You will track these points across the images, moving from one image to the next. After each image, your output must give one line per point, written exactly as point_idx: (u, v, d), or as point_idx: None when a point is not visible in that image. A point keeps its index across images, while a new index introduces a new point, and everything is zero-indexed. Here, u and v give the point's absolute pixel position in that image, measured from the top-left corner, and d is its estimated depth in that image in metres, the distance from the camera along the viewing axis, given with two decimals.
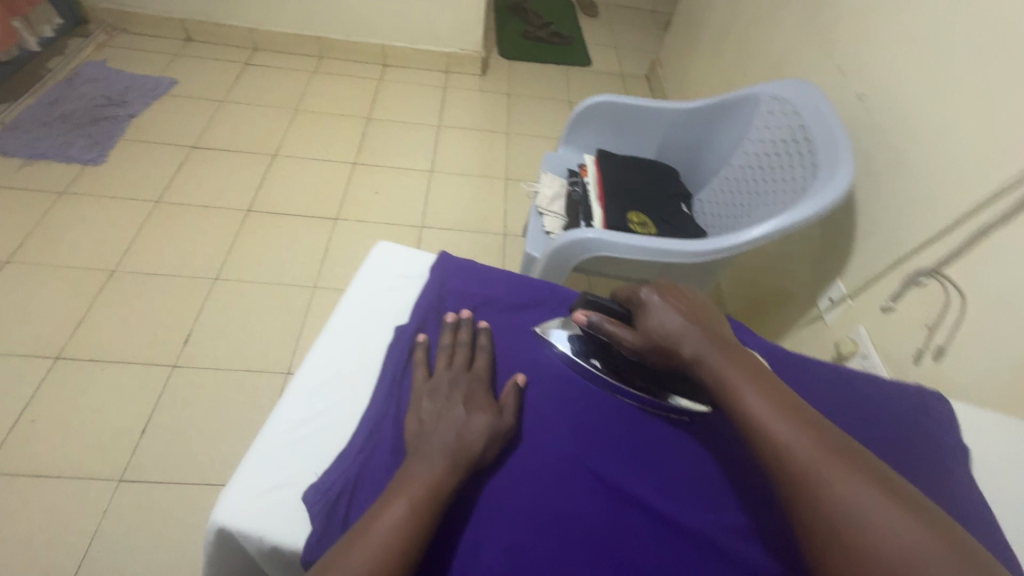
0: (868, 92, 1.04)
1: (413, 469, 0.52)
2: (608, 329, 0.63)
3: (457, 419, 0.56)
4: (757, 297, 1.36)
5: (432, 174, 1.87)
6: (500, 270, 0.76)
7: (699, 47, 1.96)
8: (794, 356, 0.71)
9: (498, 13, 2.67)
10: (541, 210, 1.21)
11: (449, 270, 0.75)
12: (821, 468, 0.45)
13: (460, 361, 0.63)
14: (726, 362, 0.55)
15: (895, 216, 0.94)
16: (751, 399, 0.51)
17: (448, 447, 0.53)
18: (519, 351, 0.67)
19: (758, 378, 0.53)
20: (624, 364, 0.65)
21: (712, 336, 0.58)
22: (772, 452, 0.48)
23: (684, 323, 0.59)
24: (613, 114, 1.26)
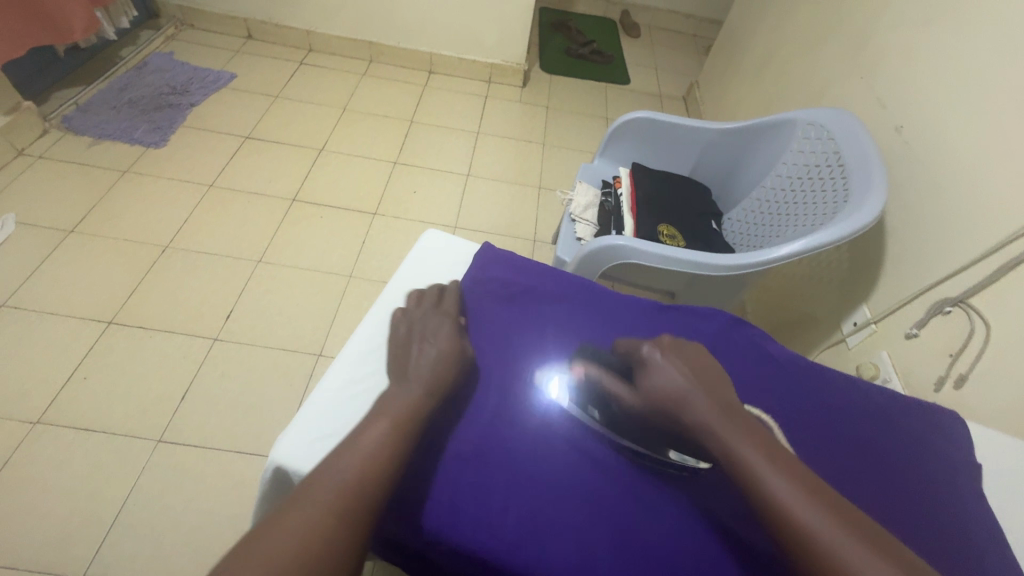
0: (907, 124, 1.06)
1: (394, 395, 0.57)
2: (609, 390, 0.59)
3: (433, 350, 0.61)
4: (782, 316, 1.37)
5: (469, 178, 1.94)
6: (538, 263, 0.81)
7: (739, 72, 2.00)
8: (817, 363, 0.70)
9: (543, 29, 2.76)
10: (575, 217, 1.26)
11: (488, 256, 0.79)
12: (851, 564, 0.42)
13: (440, 305, 0.69)
14: (740, 434, 0.51)
15: (926, 245, 0.96)
16: (769, 482, 0.47)
17: (424, 377, 0.58)
18: (494, 309, 0.72)
19: (774, 451, 0.50)
20: (621, 426, 0.59)
21: (722, 405, 0.53)
22: (796, 538, 0.44)
23: (689, 389, 0.54)
24: (650, 130, 1.31)
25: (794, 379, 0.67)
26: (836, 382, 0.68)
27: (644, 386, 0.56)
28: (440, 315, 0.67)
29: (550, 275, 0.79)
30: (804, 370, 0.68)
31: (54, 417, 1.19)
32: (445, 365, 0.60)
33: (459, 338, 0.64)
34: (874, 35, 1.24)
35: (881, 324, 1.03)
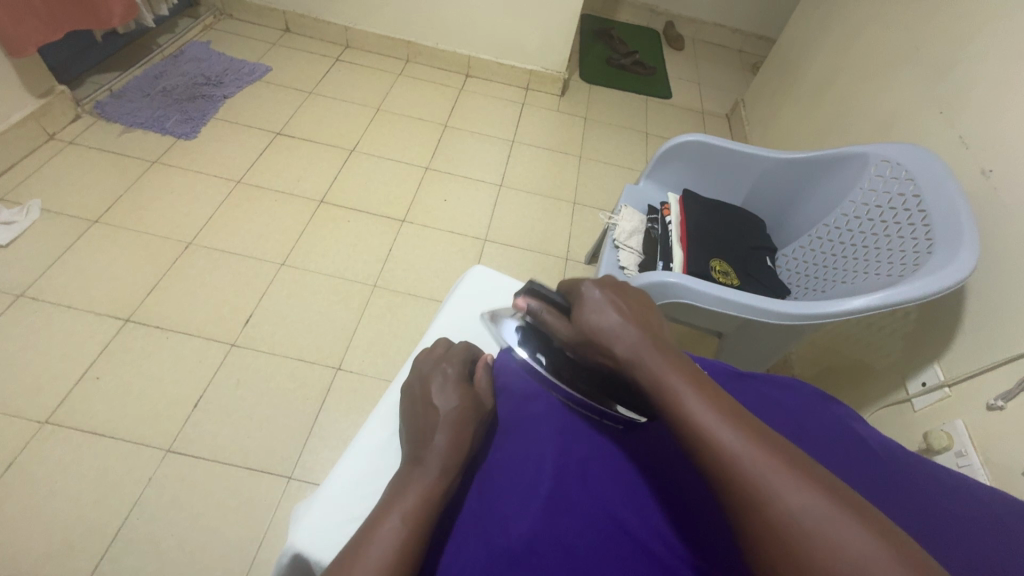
0: (997, 169, 0.96)
1: (412, 476, 0.55)
2: (544, 320, 0.66)
3: (443, 420, 0.60)
4: (835, 365, 1.27)
5: (501, 189, 1.87)
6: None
7: (793, 94, 1.89)
8: (914, 454, 0.60)
9: (584, 36, 2.68)
10: (618, 243, 1.18)
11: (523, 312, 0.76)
12: (765, 471, 0.40)
13: (452, 367, 0.68)
14: (659, 356, 0.53)
15: (1016, 309, 0.86)
16: (691, 400, 0.47)
17: (436, 451, 0.57)
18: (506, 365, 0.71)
19: (689, 369, 0.51)
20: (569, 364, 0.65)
21: (648, 335, 0.55)
22: (694, 439, 0.45)
23: (621, 322, 0.57)
24: (704, 155, 1.22)
25: (896, 470, 0.56)
26: (941, 478, 0.57)
27: (580, 320, 0.61)
28: (451, 376, 0.66)
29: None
30: (903, 461, 0.58)
31: (62, 418, 1.14)
32: (455, 435, 0.59)
33: (473, 400, 0.64)
34: (957, 67, 1.14)
35: (954, 389, 0.93)
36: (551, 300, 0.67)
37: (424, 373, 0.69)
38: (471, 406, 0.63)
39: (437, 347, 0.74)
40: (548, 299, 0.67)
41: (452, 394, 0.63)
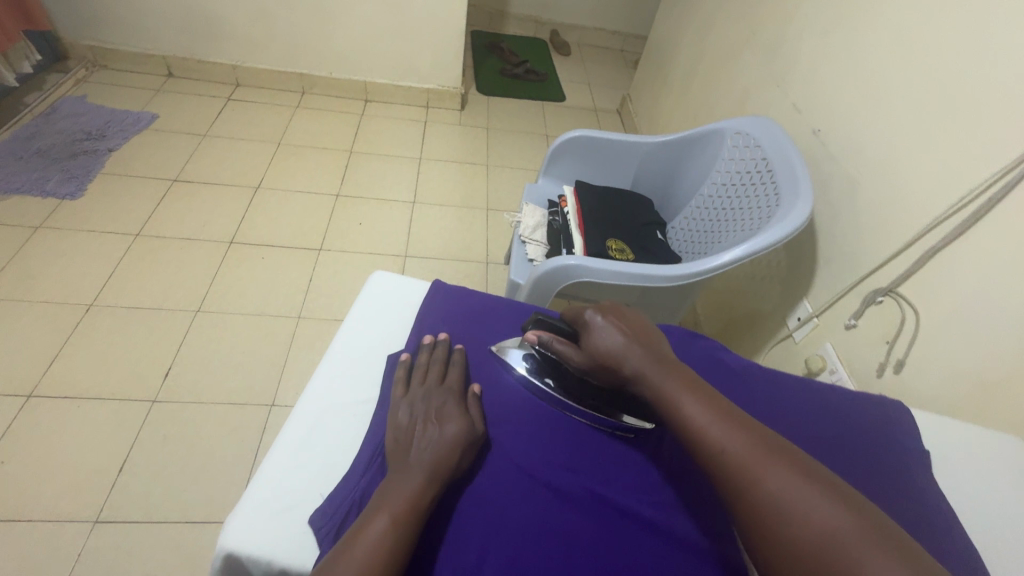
0: (823, 127, 1.14)
1: (396, 485, 0.54)
2: (557, 348, 0.66)
3: (434, 438, 0.58)
4: (732, 318, 1.42)
5: (415, 206, 1.91)
6: (489, 296, 0.80)
7: (667, 84, 2.09)
8: (768, 370, 0.71)
9: (476, 51, 2.79)
10: (524, 238, 1.26)
11: (438, 295, 0.77)
12: (752, 465, 0.48)
13: (433, 378, 0.65)
14: (663, 373, 0.59)
15: (853, 239, 1.02)
16: (689, 408, 0.55)
17: (423, 463, 0.56)
18: (487, 365, 0.70)
19: (695, 386, 0.57)
20: (573, 385, 0.67)
21: (653, 355, 0.61)
22: (706, 451, 0.52)
23: (624, 340, 0.62)
24: (590, 147, 1.34)
25: (751, 390, 0.67)
26: (789, 389, 0.69)
27: (589, 345, 0.64)
28: (440, 394, 0.63)
29: (503, 308, 0.78)
30: (762, 379, 0.69)
31: None
32: (444, 451, 0.57)
33: (462, 411, 0.61)
34: (783, 46, 1.33)
35: (822, 318, 1.08)
36: (558, 328, 0.68)
37: (414, 396, 0.63)
38: (460, 422, 0.60)
39: (387, 364, 0.69)
40: (562, 325, 0.69)
41: (441, 410, 0.61)
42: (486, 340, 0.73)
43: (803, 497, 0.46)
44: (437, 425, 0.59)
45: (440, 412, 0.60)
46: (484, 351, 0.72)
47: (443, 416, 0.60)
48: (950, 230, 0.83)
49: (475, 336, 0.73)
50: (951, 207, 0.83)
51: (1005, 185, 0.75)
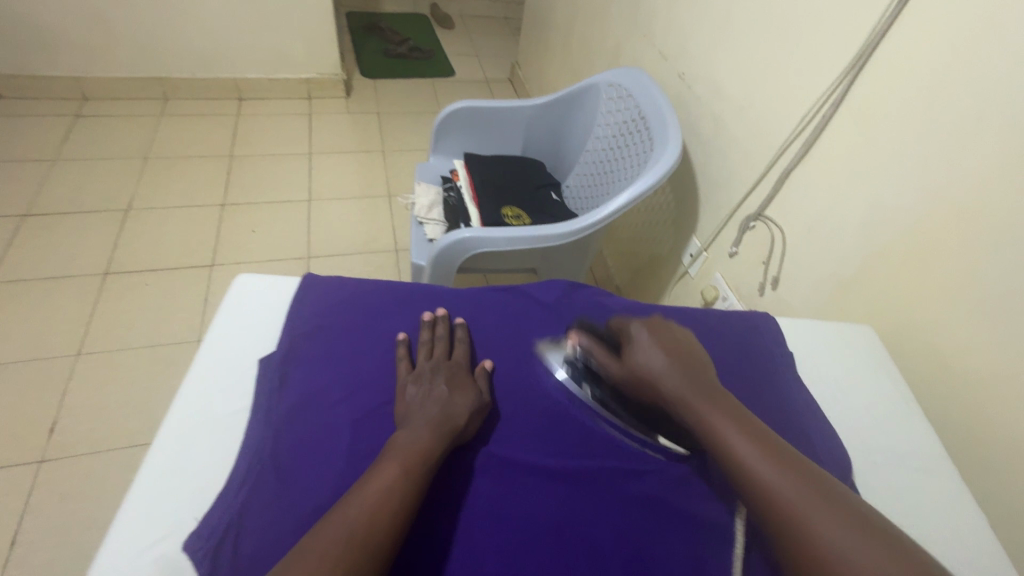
0: (686, 70, 1.19)
1: (402, 440, 0.51)
2: (597, 359, 0.62)
3: (443, 399, 0.55)
4: (637, 265, 1.49)
5: (312, 203, 1.82)
6: (368, 279, 0.69)
7: (549, 47, 2.09)
8: (650, 307, 0.75)
9: (354, 34, 2.65)
10: (421, 219, 1.23)
11: (309, 284, 0.65)
12: (808, 510, 0.46)
13: (440, 351, 0.60)
14: (709, 402, 0.55)
15: (725, 172, 1.08)
16: (735, 440, 0.52)
17: (429, 420, 0.53)
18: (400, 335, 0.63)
19: (744, 421, 0.54)
20: (612, 400, 0.62)
21: (697, 379, 0.57)
22: (751, 488, 0.49)
23: (665, 362, 0.58)
24: (474, 117, 1.32)
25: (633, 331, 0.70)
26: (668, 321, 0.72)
27: (629, 361, 0.60)
28: (446, 365, 0.58)
29: (386, 286, 0.68)
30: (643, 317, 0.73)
31: None
32: (451, 415, 0.54)
33: (470, 383, 0.58)
34: None
35: (710, 250, 1.15)
36: (597, 338, 0.64)
37: (420, 371, 0.58)
38: (469, 393, 0.57)
39: (257, 369, 0.58)
40: (599, 336, 0.65)
41: (447, 377, 0.57)
42: (371, 323, 0.62)
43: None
44: (441, 390, 0.55)
45: (449, 380, 0.57)
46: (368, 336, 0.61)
47: (451, 384, 0.57)
48: (798, 151, 0.90)
49: (355, 320, 0.62)
50: (797, 129, 0.89)
51: (832, 103, 0.83)
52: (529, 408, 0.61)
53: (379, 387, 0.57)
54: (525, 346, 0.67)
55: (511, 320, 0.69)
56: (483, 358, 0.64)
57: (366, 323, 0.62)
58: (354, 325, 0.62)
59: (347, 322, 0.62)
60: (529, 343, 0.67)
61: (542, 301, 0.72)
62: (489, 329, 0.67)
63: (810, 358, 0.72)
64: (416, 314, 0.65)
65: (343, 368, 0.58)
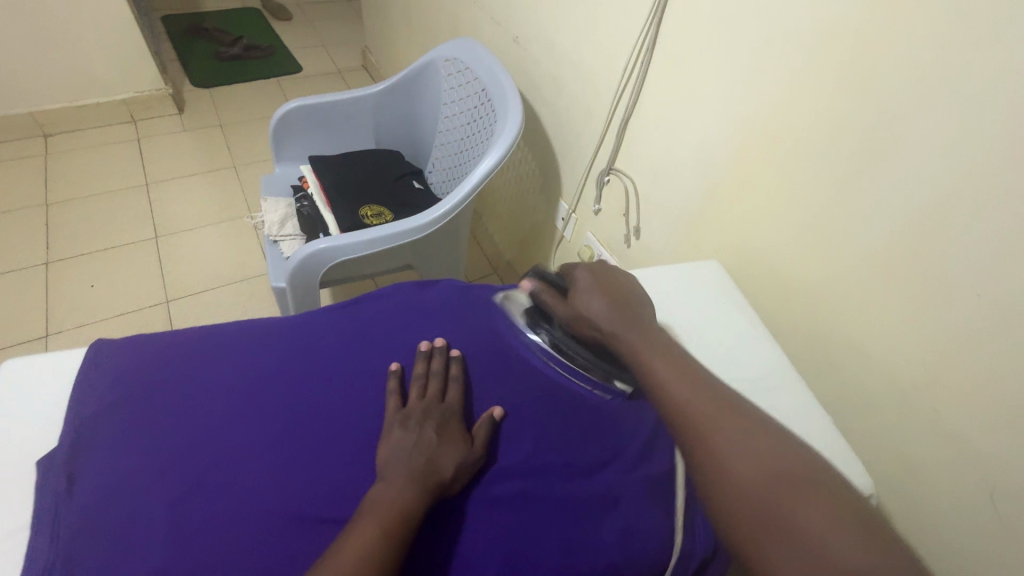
0: (519, 34, 1.16)
1: (378, 497, 0.48)
2: (545, 299, 0.68)
3: (431, 447, 0.52)
4: (521, 238, 1.47)
5: (160, 239, 1.61)
6: (182, 330, 0.61)
7: (394, 27, 1.98)
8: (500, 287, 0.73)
9: (176, 39, 2.35)
10: (275, 238, 1.12)
11: (99, 356, 0.57)
12: (777, 486, 0.46)
13: (433, 391, 0.57)
14: (640, 338, 0.60)
15: (574, 132, 1.08)
16: (658, 365, 0.57)
17: (411, 473, 0.49)
18: (210, 382, 0.55)
19: (669, 350, 0.59)
20: (564, 343, 0.65)
21: (631, 317, 0.62)
22: (673, 410, 0.54)
23: (603, 305, 0.63)
24: (313, 115, 1.22)
25: (488, 315, 0.68)
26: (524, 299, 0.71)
27: (573, 303, 0.65)
28: (437, 406, 0.56)
29: (196, 335, 0.60)
30: (496, 299, 0.70)
31: None
32: (437, 463, 0.51)
33: (463, 433, 0.54)
34: None
35: (577, 211, 1.15)
36: (552, 284, 0.69)
37: (409, 415, 0.55)
38: (460, 444, 0.53)
39: (39, 471, 0.49)
40: (550, 282, 0.69)
41: (438, 423, 0.54)
42: (181, 384, 0.55)
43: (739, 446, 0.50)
44: (431, 433, 0.53)
45: (440, 425, 0.54)
46: (177, 400, 0.54)
47: (442, 428, 0.54)
48: (630, 100, 0.91)
49: (160, 385, 0.54)
50: (624, 79, 0.90)
51: (649, 48, 0.84)
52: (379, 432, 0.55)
53: (196, 456, 0.50)
54: (370, 358, 0.61)
55: (351, 337, 0.62)
56: (319, 388, 0.57)
57: (172, 385, 0.55)
58: (157, 390, 0.54)
59: (149, 390, 0.54)
60: (372, 359, 0.61)
61: (388, 307, 0.67)
62: (325, 347, 0.61)
63: (672, 302, 0.73)
64: (232, 355, 0.58)
65: (147, 446, 0.50)
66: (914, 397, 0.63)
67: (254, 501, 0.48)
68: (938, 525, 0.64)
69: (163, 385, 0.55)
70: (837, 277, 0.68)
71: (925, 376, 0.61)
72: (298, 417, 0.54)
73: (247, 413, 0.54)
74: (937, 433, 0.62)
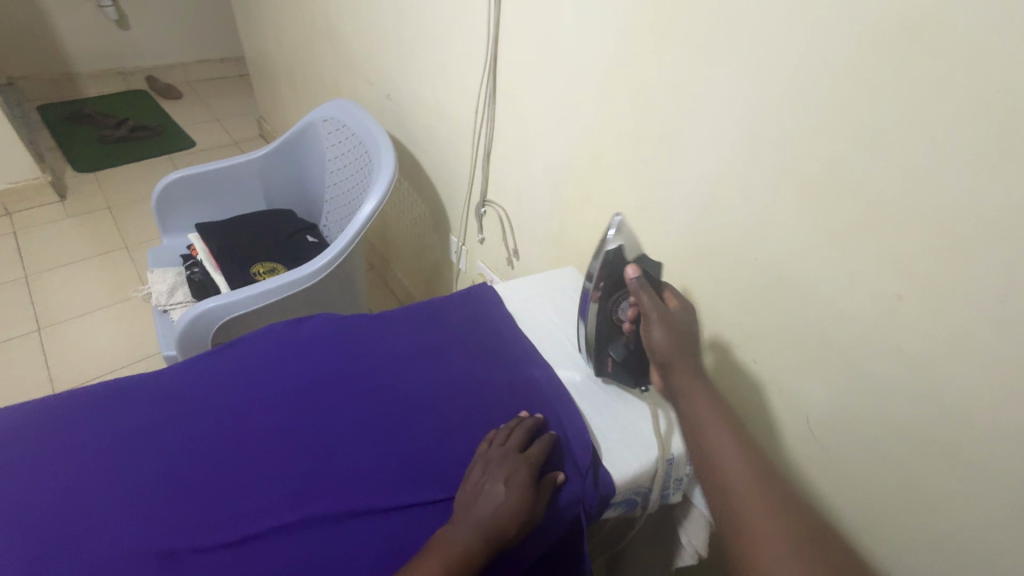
0: (390, 91, 1.27)
1: (447, 535, 0.52)
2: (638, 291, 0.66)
3: (504, 494, 0.54)
4: (425, 277, 1.53)
5: (43, 331, 1.52)
6: (45, 399, 0.63)
7: (283, 96, 2.05)
8: (375, 313, 0.76)
9: (53, 127, 2.28)
10: (164, 307, 1.11)
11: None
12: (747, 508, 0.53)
13: (514, 444, 0.60)
14: (686, 380, 0.64)
15: (450, 172, 1.18)
16: (697, 402, 0.62)
17: (482, 519, 0.53)
18: (72, 445, 0.58)
19: (713, 400, 0.62)
20: (603, 333, 0.69)
21: (688, 362, 0.64)
22: (694, 441, 0.60)
23: (670, 347, 0.64)
24: (197, 184, 1.23)
25: (362, 339, 0.72)
26: (397, 321, 0.75)
27: (654, 329, 0.65)
28: (523, 458, 0.58)
29: (56, 406, 0.62)
30: (373, 326, 0.74)
31: None
32: (511, 516, 0.53)
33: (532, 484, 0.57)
34: (336, 34, 1.43)
35: (467, 243, 1.24)
36: (648, 282, 0.67)
37: (488, 464, 0.58)
38: (529, 495, 0.56)
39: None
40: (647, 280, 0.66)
41: (525, 473, 0.56)
42: (44, 453, 0.57)
43: (750, 497, 0.54)
44: (518, 479, 0.56)
45: (526, 476, 0.56)
46: (42, 465, 0.56)
47: (526, 480, 0.56)
48: (487, 139, 1.02)
49: (18, 460, 0.56)
50: (480, 120, 1.02)
51: (491, 93, 0.96)
52: (246, 463, 0.57)
53: (59, 512, 0.52)
54: (241, 397, 0.64)
55: (220, 383, 0.65)
56: (184, 436, 0.59)
57: (31, 454, 0.57)
58: (18, 460, 0.56)
59: (12, 465, 0.56)
60: (240, 402, 0.63)
61: (260, 348, 0.70)
62: (196, 395, 0.64)
63: (534, 304, 0.82)
64: (95, 417, 0.61)
65: (9, 512, 0.52)
66: (740, 352, 0.75)
67: (116, 547, 0.50)
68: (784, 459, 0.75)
69: (24, 456, 0.56)
70: (668, 263, 0.80)
71: (744, 332, 0.74)
72: (165, 463, 0.57)
73: (110, 468, 0.56)
74: (764, 378, 0.73)
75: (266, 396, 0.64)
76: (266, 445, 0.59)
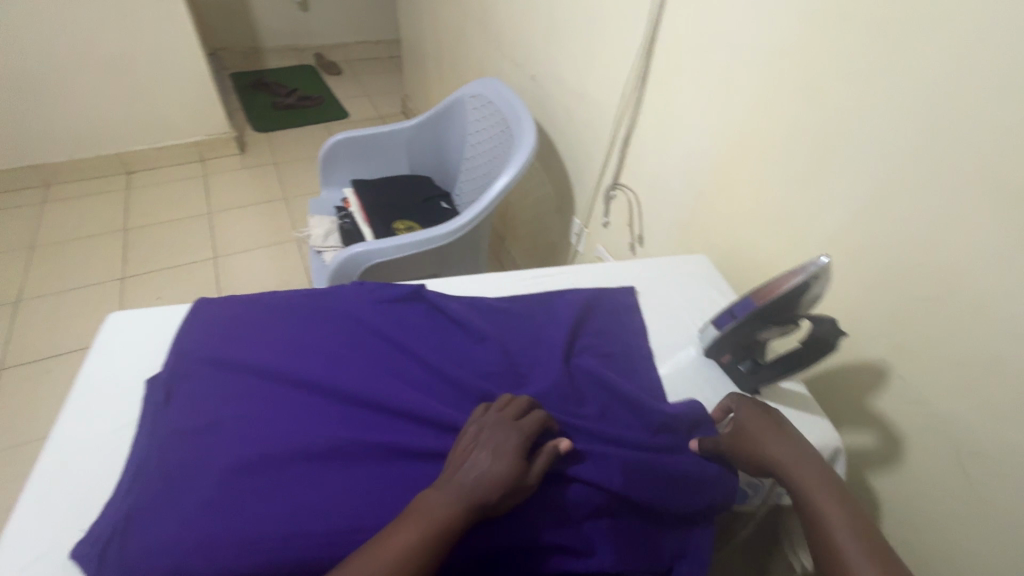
0: (535, 72, 1.33)
1: (430, 501, 0.51)
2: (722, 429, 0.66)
3: (484, 463, 0.54)
4: (539, 256, 1.59)
5: (217, 259, 1.80)
6: (251, 296, 0.74)
7: (429, 77, 2.21)
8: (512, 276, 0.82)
9: (240, 92, 2.67)
10: (319, 248, 1.27)
11: (192, 311, 0.70)
12: None
13: (509, 413, 0.59)
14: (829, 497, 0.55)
15: (584, 153, 1.21)
16: (836, 523, 0.53)
17: (463, 489, 0.52)
18: (273, 336, 0.67)
19: (861, 524, 0.53)
20: (740, 339, 0.66)
21: (825, 473, 0.57)
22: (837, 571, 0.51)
23: (783, 451, 0.59)
24: (356, 146, 1.39)
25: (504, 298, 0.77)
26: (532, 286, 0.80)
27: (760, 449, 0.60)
28: (517, 430, 0.57)
29: (260, 302, 0.73)
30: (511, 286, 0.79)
31: None
32: (493, 486, 0.52)
33: (517, 454, 0.55)
34: (490, 16, 1.51)
35: (589, 226, 1.27)
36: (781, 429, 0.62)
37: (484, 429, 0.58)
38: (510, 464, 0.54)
39: (145, 391, 0.62)
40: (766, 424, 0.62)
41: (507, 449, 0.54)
42: (251, 337, 0.67)
43: None
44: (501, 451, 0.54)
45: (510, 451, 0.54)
46: (242, 347, 0.66)
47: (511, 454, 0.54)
48: (629, 123, 1.04)
49: (232, 337, 0.67)
50: (624, 104, 1.04)
51: (640, 76, 0.97)
52: (404, 380, 0.64)
53: (258, 390, 0.61)
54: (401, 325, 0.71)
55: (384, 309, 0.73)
56: (356, 352, 0.67)
57: (240, 335, 0.67)
58: (231, 337, 0.67)
59: (228, 341, 0.66)
60: (399, 330, 0.70)
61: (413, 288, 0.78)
62: (364, 315, 0.71)
63: (658, 286, 0.83)
64: (290, 317, 0.70)
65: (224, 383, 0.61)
66: (882, 365, 0.70)
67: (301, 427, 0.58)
68: (917, 491, 0.69)
69: (233, 335, 0.67)
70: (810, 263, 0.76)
71: (890, 343, 0.68)
72: (334, 366, 0.65)
73: (300, 360, 0.65)
74: (907, 397, 0.67)
75: (422, 331, 0.71)
76: (421, 375, 0.66)
